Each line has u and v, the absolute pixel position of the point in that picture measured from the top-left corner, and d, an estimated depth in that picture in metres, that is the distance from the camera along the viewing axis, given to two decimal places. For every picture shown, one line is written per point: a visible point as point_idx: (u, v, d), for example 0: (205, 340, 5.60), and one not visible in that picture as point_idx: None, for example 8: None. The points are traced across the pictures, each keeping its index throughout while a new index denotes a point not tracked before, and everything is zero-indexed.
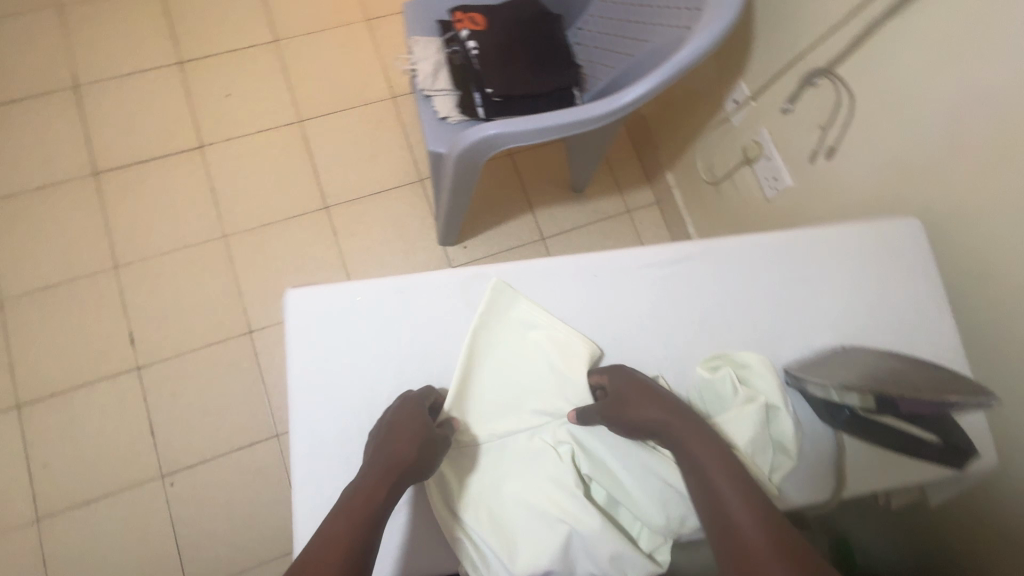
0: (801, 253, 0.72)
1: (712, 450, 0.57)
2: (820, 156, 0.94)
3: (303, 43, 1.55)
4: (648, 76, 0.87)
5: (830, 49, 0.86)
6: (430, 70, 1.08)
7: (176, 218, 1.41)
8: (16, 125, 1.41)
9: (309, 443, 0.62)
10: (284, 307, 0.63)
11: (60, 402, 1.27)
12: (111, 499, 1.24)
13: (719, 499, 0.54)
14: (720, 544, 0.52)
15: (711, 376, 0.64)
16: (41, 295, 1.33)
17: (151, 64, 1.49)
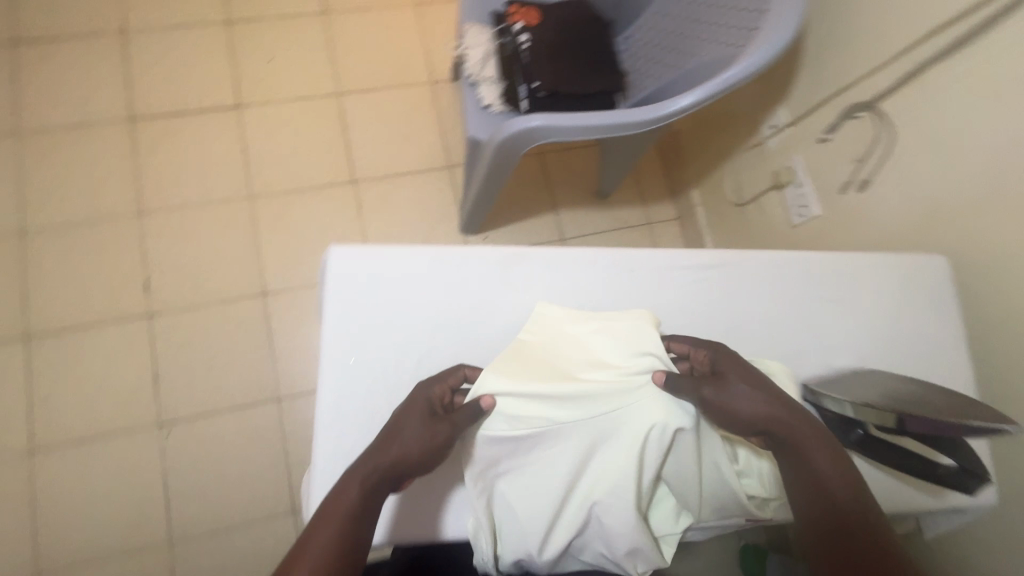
0: (828, 276, 0.74)
1: (829, 453, 0.59)
2: (851, 189, 0.95)
3: (351, 18, 1.57)
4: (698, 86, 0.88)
5: (875, 84, 0.88)
6: (480, 57, 1.11)
7: (205, 173, 1.42)
8: (60, 61, 1.42)
9: (333, 399, 0.63)
10: (325, 262, 0.66)
11: (67, 338, 1.28)
12: (106, 441, 1.24)
13: (831, 496, 0.58)
14: (822, 535, 0.57)
15: None
16: (62, 231, 1.33)
17: (200, 19, 1.50)
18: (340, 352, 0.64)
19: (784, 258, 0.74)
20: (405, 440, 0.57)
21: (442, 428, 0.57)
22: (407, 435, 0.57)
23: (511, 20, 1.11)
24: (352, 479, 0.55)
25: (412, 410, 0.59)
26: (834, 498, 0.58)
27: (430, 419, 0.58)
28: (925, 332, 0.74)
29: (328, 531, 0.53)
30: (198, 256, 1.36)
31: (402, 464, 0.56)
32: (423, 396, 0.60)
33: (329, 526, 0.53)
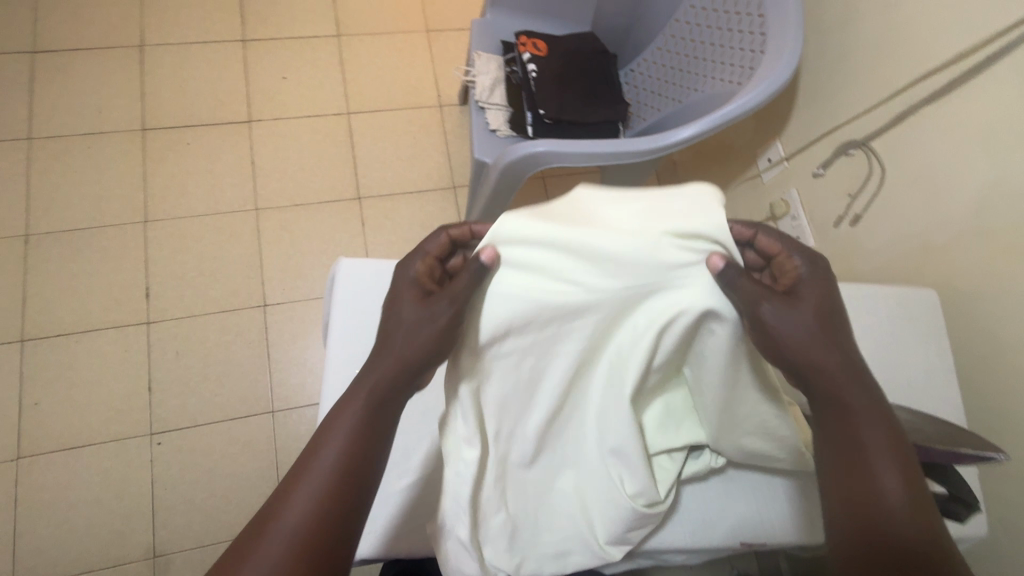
0: None
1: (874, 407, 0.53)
2: (844, 222, 0.98)
3: (364, 41, 1.62)
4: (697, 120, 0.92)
5: (868, 123, 0.91)
6: (488, 84, 1.14)
7: (213, 185, 1.44)
8: (77, 72, 1.45)
9: (334, 410, 0.63)
10: (335, 273, 0.68)
11: (63, 344, 1.27)
12: (96, 450, 1.22)
13: (860, 442, 0.52)
14: (838, 480, 0.53)
15: None
16: (67, 236, 1.34)
17: (217, 37, 1.55)
18: (343, 364, 0.64)
19: None
20: (398, 337, 0.55)
21: (438, 312, 0.55)
22: (399, 329, 0.56)
23: (521, 50, 1.15)
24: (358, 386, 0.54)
25: (402, 297, 0.58)
26: (875, 457, 0.52)
27: (419, 304, 0.56)
28: (917, 364, 0.76)
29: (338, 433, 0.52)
30: (200, 266, 1.37)
31: (398, 359, 0.55)
32: (406, 284, 0.58)
33: (339, 426, 0.52)
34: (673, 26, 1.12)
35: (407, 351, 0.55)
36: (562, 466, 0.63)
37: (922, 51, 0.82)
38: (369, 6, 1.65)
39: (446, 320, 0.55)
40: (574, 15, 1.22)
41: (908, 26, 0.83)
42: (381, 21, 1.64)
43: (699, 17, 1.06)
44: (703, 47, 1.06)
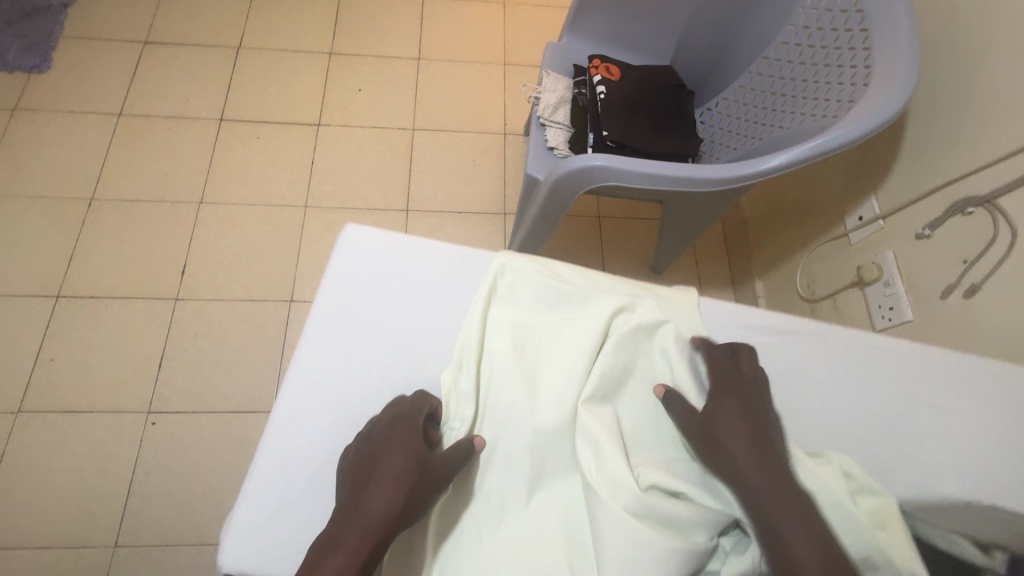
0: (931, 376, 0.62)
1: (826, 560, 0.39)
2: (955, 293, 0.81)
3: (442, 66, 1.66)
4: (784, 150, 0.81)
5: (992, 180, 0.76)
6: (553, 101, 1.09)
7: (271, 178, 1.46)
8: (178, 63, 1.56)
9: (298, 392, 0.53)
10: (336, 242, 0.59)
11: (93, 306, 1.27)
12: (92, 419, 1.18)
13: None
14: None
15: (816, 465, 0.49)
16: (126, 205, 1.38)
17: (308, 47, 1.64)
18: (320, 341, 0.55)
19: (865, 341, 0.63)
20: (396, 457, 0.44)
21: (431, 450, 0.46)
22: (398, 452, 0.45)
23: (593, 71, 1.09)
24: (360, 507, 0.42)
25: (393, 442, 0.46)
26: (806, 557, 0.39)
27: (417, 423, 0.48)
28: None
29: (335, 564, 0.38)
30: (240, 252, 1.36)
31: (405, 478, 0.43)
32: (408, 410, 0.49)
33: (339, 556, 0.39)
34: (760, 63, 1.03)
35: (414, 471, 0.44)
36: (504, 524, 0.46)
37: None
38: (452, 36, 1.70)
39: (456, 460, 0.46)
40: (654, 44, 1.15)
41: None
42: (462, 50, 1.69)
43: (792, 52, 0.97)
44: (794, 83, 0.96)
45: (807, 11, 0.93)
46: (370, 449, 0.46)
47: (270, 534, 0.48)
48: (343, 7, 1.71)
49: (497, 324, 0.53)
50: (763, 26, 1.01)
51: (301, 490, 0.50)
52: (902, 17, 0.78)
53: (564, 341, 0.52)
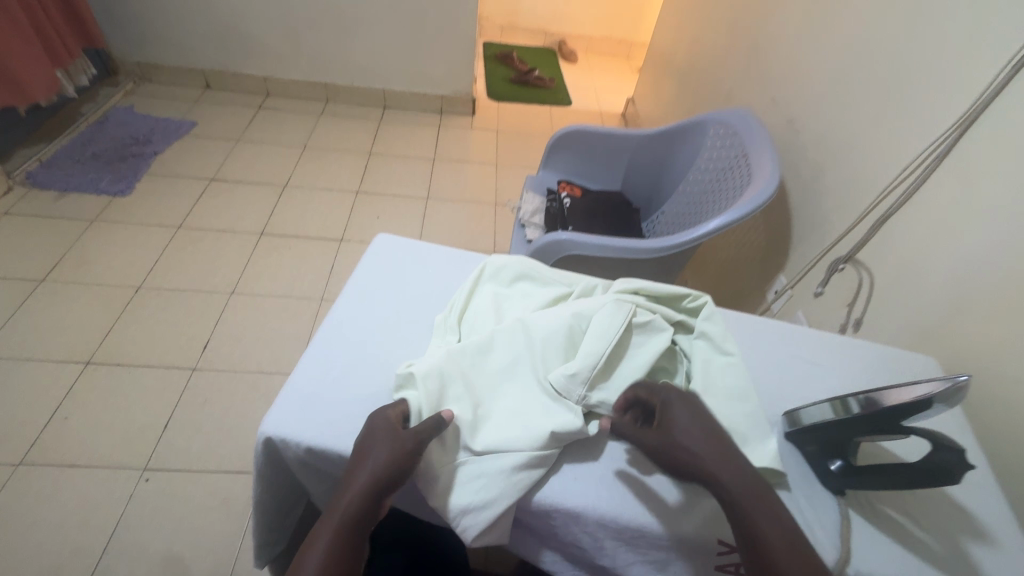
0: (812, 340, 0.75)
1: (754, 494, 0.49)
2: (848, 330, 1.02)
3: (445, 205, 2.08)
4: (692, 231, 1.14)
5: (851, 243, 1.04)
6: (531, 210, 1.44)
7: (296, 276, 1.72)
8: (235, 194, 1.96)
9: (332, 322, 0.67)
10: (373, 241, 0.80)
11: (117, 372, 1.40)
12: (89, 473, 1.22)
13: (750, 529, 0.47)
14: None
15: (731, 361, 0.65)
16: (167, 293, 1.61)
17: (339, 187, 2.07)
18: (357, 293, 0.71)
19: (753, 319, 0.76)
20: (380, 453, 0.51)
21: (409, 439, 0.52)
22: (380, 450, 0.51)
23: (561, 191, 1.46)
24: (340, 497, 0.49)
25: (371, 434, 0.53)
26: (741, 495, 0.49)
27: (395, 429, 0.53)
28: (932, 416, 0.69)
29: (322, 542, 0.47)
30: (258, 332, 1.55)
31: (381, 472, 0.50)
32: (381, 418, 0.54)
33: (322, 539, 0.47)
34: (684, 185, 1.40)
35: (392, 463, 0.51)
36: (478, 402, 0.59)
37: (879, 174, 0.98)
38: (456, 186, 2.18)
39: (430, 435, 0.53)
40: (608, 176, 1.54)
41: (865, 158, 1.01)
42: (463, 195, 2.14)
43: (703, 175, 1.34)
44: (707, 194, 1.32)
45: (709, 149, 1.33)
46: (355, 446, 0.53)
47: (300, 411, 0.58)
48: (371, 163, 2.20)
49: (479, 295, 0.71)
50: (684, 162, 1.41)
51: (333, 382, 0.61)
52: (765, 144, 1.17)
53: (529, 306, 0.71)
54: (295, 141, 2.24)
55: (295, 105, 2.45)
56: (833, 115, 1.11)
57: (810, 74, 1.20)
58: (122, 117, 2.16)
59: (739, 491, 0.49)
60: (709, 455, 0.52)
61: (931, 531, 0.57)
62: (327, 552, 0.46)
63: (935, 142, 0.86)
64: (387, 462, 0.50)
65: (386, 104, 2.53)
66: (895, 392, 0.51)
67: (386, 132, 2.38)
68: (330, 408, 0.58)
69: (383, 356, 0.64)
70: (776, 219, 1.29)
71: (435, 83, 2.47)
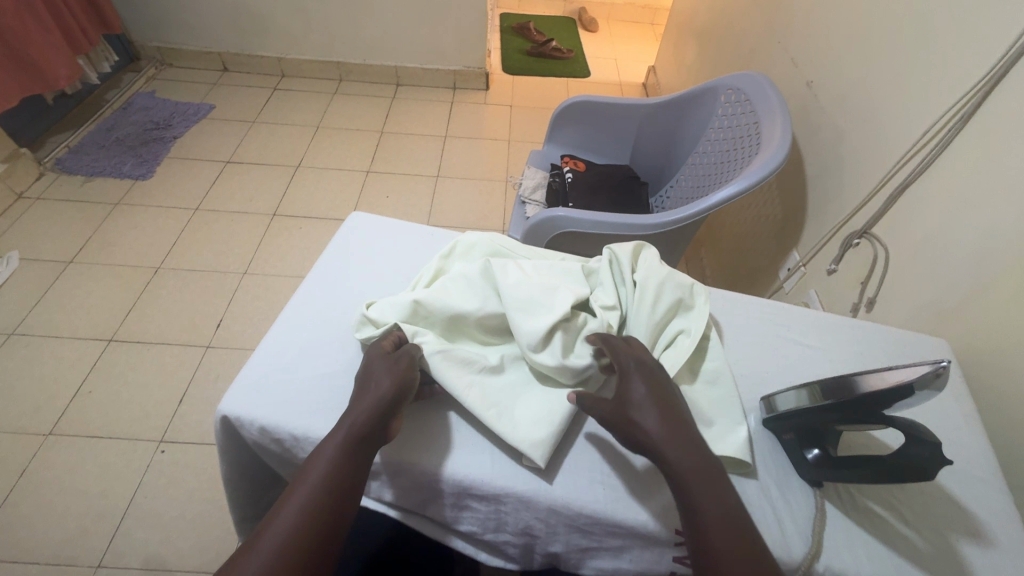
0: (802, 323, 0.69)
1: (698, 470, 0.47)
2: (861, 310, 0.94)
3: (456, 183, 2.06)
4: (688, 207, 1.08)
5: (865, 217, 0.96)
6: (532, 185, 1.40)
7: (307, 256, 1.75)
8: (250, 175, 2.00)
9: (298, 303, 0.67)
10: (344, 222, 0.78)
11: (137, 349, 1.47)
12: (110, 444, 1.29)
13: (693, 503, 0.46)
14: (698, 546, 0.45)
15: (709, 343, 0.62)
16: (184, 273, 1.66)
17: (350, 167, 2.07)
18: (324, 274, 0.70)
19: (738, 299, 0.70)
20: (381, 379, 0.53)
21: (402, 357, 0.56)
22: (383, 375, 0.54)
23: (564, 166, 1.41)
24: (349, 412, 0.51)
25: (374, 361, 0.56)
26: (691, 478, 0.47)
27: (393, 356, 0.56)
28: (935, 406, 0.63)
29: (329, 451, 0.48)
30: (269, 311, 1.58)
31: (385, 393, 0.52)
32: (376, 349, 0.57)
33: (335, 439, 0.49)
34: (695, 156, 1.33)
35: (392, 387, 0.53)
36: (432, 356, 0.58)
37: (899, 139, 0.89)
38: (466, 162, 2.15)
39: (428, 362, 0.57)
40: (615, 149, 1.48)
41: (881, 126, 0.93)
42: (473, 172, 2.11)
43: (714, 145, 1.27)
44: (718, 166, 1.25)
45: (720, 118, 1.25)
46: (360, 372, 0.55)
47: (257, 390, 0.58)
48: (382, 142, 2.19)
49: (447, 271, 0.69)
50: (695, 132, 1.33)
51: (292, 361, 0.61)
52: (776, 108, 1.08)
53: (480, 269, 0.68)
54: (308, 121, 2.25)
55: (309, 85, 2.45)
56: (853, 77, 1.02)
57: (831, 31, 1.10)
58: (144, 102, 2.22)
59: (664, 451, 0.48)
60: (636, 419, 0.50)
61: (918, 529, 0.52)
62: (336, 455, 0.48)
63: (960, 102, 0.77)
64: (390, 385, 0.53)
65: (400, 82, 2.50)
66: (870, 380, 0.46)
67: (398, 110, 2.36)
68: (286, 386, 0.59)
69: (345, 336, 0.64)
70: (792, 192, 1.20)
71: (447, 58, 2.42)
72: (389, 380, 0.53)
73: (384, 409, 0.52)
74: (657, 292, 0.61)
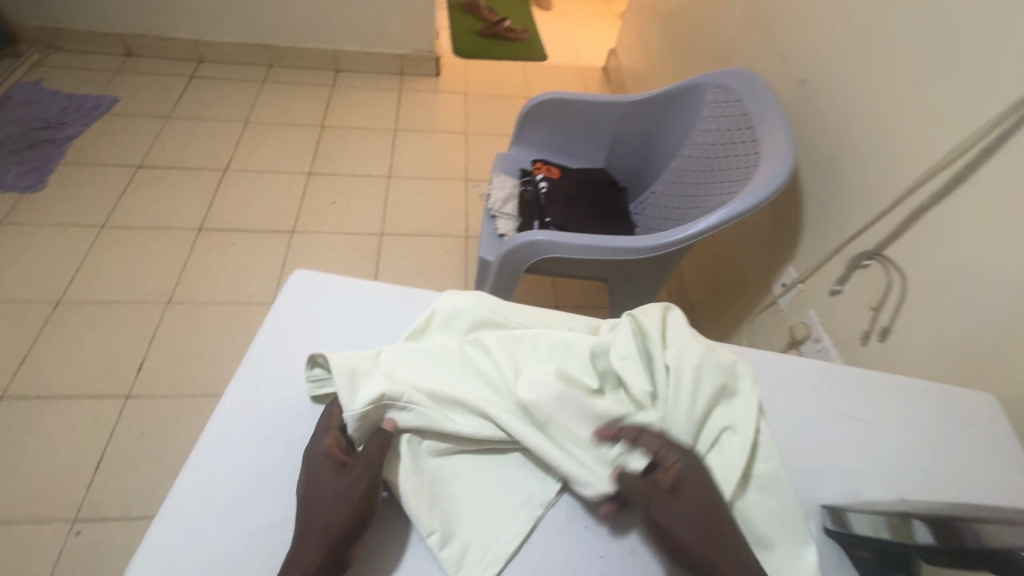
0: (850, 388, 0.59)
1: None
2: (872, 338, 0.87)
3: (410, 183, 1.87)
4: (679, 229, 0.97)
5: (875, 238, 0.88)
6: (502, 196, 1.25)
7: (243, 277, 1.53)
8: (168, 182, 1.72)
9: (230, 413, 0.52)
10: (285, 282, 0.62)
11: (37, 406, 1.22)
12: (9, 530, 1.07)
13: None
14: None
15: (758, 436, 0.51)
16: (92, 307, 1.40)
17: (288, 168, 1.83)
18: (258, 370, 0.55)
19: (778, 362, 0.59)
20: (332, 502, 0.45)
21: (357, 471, 0.47)
22: (335, 495, 0.45)
23: (536, 173, 1.27)
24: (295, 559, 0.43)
25: (320, 478, 0.46)
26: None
27: (346, 475, 0.46)
28: (999, 484, 0.56)
29: None
30: (201, 348, 1.37)
31: (336, 525, 0.44)
32: (317, 452, 0.48)
33: None
34: (678, 160, 1.22)
35: (346, 512, 0.44)
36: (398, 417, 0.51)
37: (915, 155, 0.81)
38: (420, 160, 1.95)
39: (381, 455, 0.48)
40: (589, 152, 1.34)
41: (892, 139, 0.85)
42: (429, 170, 1.92)
43: (699, 149, 1.16)
44: (703, 174, 1.14)
45: (707, 120, 1.14)
46: (303, 496, 0.46)
47: (184, 559, 0.44)
48: (324, 139, 1.95)
49: (426, 347, 0.56)
50: (677, 134, 1.21)
51: (218, 510, 0.47)
52: (774, 114, 0.98)
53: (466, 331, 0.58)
54: (235, 115, 1.98)
55: (233, 72, 2.15)
56: (857, 79, 0.92)
57: (829, 24, 1.00)
58: (29, 95, 1.87)
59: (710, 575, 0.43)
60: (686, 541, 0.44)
61: None
62: None
63: (996, 119, 0.69)
64: (346, 511, 0.44)
65: (340, 67, 2.24)
66: None
67: (340, 100, 2.11)
68: (222, 547, 0.45)
69: (294, 464, 0.50)
70: (782, 201, 1.12)
71: (392, 41, 2.18)
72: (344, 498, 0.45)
73: (335, 544, 0.43)
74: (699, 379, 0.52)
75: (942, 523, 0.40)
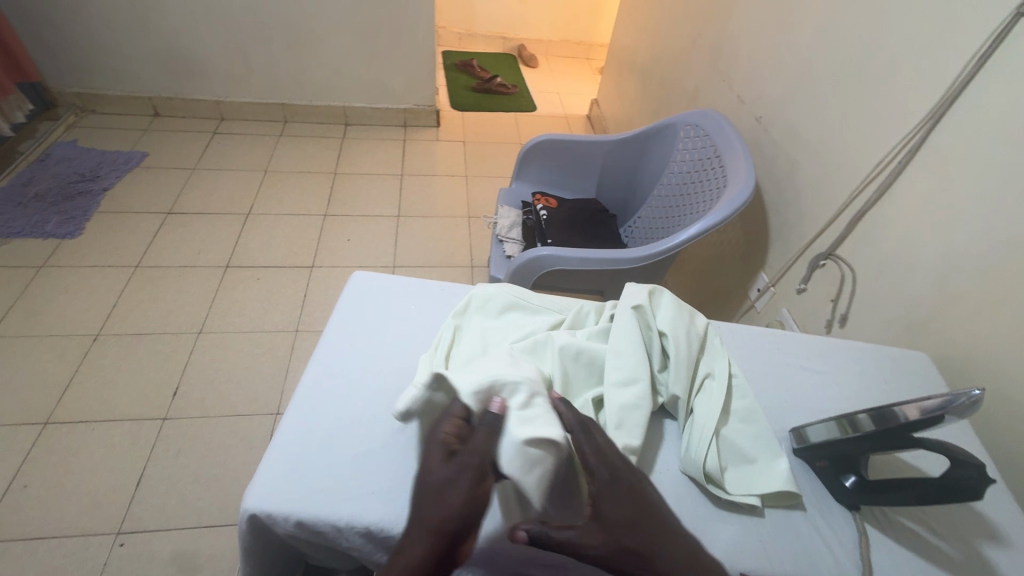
0: (804, 348, 0.74)
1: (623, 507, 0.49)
2: (834, 325, 1.02)
3: (418, 221, 2.04)
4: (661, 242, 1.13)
5: (829, 241, 1.04)
6: (507, 224, 1.42)
7: (268, 308, 1.65)
8: (196, 225, 1.87)
9: (318, 373, 0.63)
10: (348, 280, 0.76)
11: (80, 430, 1.31)
12: (57, 544, 1.13)
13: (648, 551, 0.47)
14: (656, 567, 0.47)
15: (735, 379, 0.64)
16: (129, 338, 1.51)
17: (306, 211, 2.00)
18: (336, 341, 0.67)
19: (747, 330, 0.74)
20: (449, 492, 0.48)
21: (473, 459, 0.50)
22: (455, 487, 0.49)
23: (536, 203, 1.44)
24: (408, 542, 0.47)
25: (435, 470, 0.50)
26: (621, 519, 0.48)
27: (460, 463, 0.50)
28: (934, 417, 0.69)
29: None
30: (231, 373, 1.47)
31: (454, 513, 0.47)
32: (436, 439, 0.52)
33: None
34: (660, 187, 1.40)
35: (465, 504, 0.48)
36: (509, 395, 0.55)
37: (852, 169, 0.99)
38: (426, 201, 2.13)
39: (491, 441, 0.52)
40: (583, 184, 1.52)
41: (833, 159, 1.03)
42: (434, 209, 2.10)
43: (677, 177, 1.34)
44: (682, 197, 1.32)
45: (682, 152, 1.33)
46: (422, 485, 0.50)
47: (294, 479, 0.53)
48: (337, 184, 2.13)
49: (470, 331, 0.68)
50: (658, 165, 1.40)
51: (319, 441, 0.57)
52: (737, 145, 1.17)
53: (499, 321, 0.70)
54: (255, 165, 2.16)
55: (251, 128, 2.36)
56: (801, 113, 1.12)
57: (776, 71, 1.21)
58: (66, 153, 2.04)
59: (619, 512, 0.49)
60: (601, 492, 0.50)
61: (948, 538, 0.56)
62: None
63: (907, 137, 0.87)
64: (462, 508, 0.47)
65: (348, 121, 2.46)
66: (908, 408, 0.50)
67: (350, 150, 2.32)
68: (322, 470, 0.55)
69: (370, 409, 0.61)
70: (752, 217, 1.29)
71: (397, 97, 2.42)
72: (461, 493, 0.48)
73: (450, 535, 0.47)
74: (686, 337, 0.64)
75: (876, 412, 0.53)
